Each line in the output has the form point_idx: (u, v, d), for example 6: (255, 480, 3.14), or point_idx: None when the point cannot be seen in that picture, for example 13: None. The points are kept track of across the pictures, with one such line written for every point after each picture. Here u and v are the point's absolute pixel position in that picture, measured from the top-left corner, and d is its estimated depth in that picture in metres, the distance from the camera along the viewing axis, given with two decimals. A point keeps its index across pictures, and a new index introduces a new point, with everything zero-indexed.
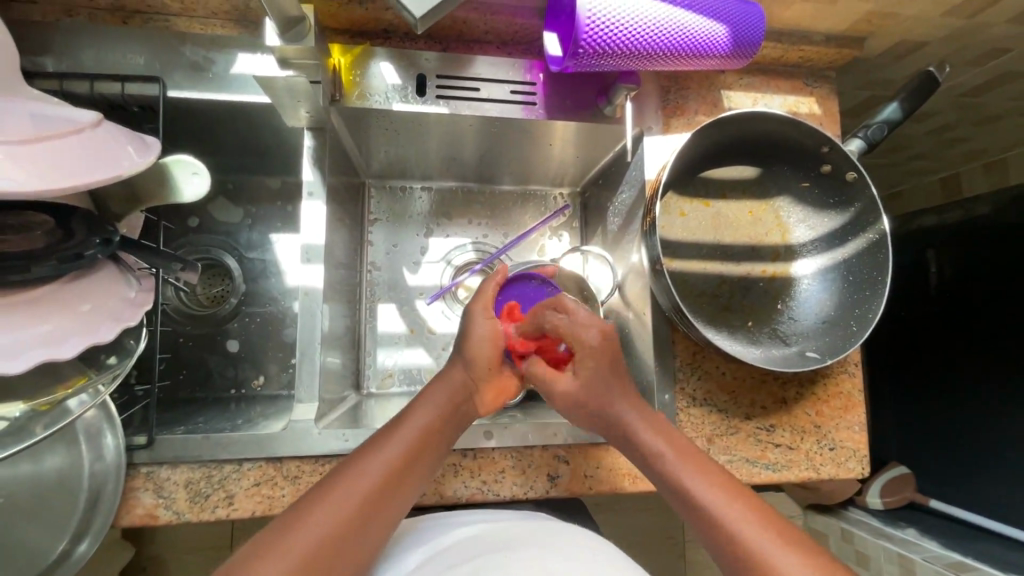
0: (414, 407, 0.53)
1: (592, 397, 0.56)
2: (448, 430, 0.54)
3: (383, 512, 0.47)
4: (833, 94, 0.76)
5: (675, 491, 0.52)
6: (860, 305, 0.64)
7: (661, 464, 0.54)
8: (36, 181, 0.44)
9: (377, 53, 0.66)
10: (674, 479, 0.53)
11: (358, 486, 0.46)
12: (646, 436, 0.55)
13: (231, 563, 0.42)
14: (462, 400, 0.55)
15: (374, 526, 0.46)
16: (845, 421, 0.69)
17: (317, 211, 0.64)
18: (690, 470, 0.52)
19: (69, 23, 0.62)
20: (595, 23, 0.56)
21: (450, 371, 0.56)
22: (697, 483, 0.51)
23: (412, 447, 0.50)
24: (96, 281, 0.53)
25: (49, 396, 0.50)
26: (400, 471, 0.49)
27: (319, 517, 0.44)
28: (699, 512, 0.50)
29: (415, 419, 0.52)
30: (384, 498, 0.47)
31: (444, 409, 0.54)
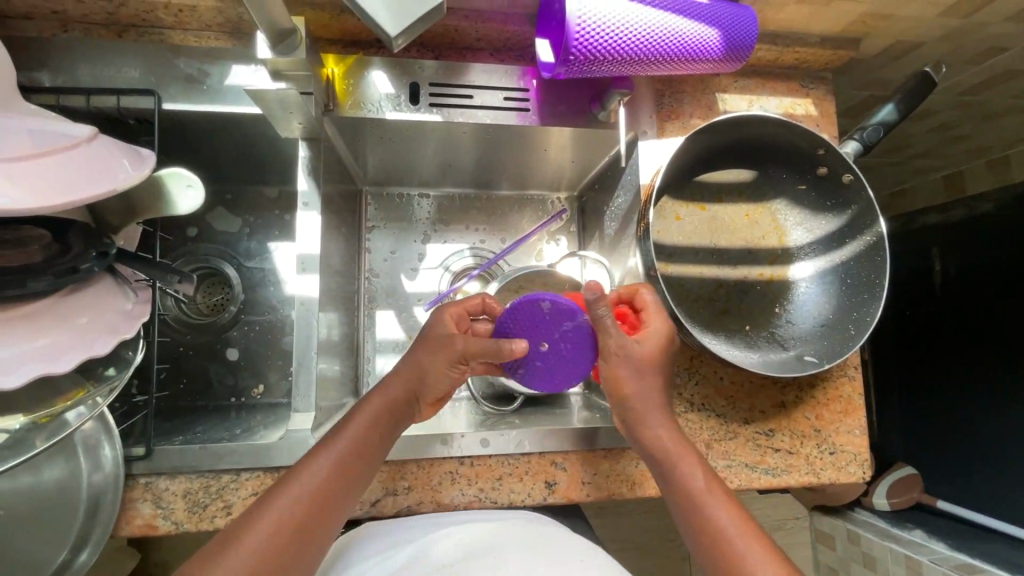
0: (356, 415, 0.53)
1: (643, 380, 0.54)
2: (385, 440, 0.53)
3: (317, 530, 0.47)
4: (829, 95, 0.76)
5: (684, 499, 0.53)
6: (858, 309, 0.64)
7: (685, 483, 0.53)
8: (31, 195, 0.44)
9: (371, 63, 0.66)
10: (693, 499, 0.52)
11: (302, 502, 0.46)
12: (671, 444, 0.54)
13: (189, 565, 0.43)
14: (401, 410, 0.54)
15: (311, 544, 0.46)
16: (845, 425, 0.69)
17: (312, 221, 0.65)
18: (712, 497, 0.51)
19: (65, 38, 0.62)
20: (585, 29, 0.56)
21: (390, 379, 0.55)
22: (712, 502, 0.51)
23: (346, 462, 0.50)
24: (94, 294, 0.53)
25: (49, 409, 0.50)
26: (335, 487, 0.48)
27: (253, 539, 0.44)
28: (706, 534, 0.50)
29: (350, 431, 0.51)
30: (319, 517, 0.47)
31: (379, 420, 0.53)
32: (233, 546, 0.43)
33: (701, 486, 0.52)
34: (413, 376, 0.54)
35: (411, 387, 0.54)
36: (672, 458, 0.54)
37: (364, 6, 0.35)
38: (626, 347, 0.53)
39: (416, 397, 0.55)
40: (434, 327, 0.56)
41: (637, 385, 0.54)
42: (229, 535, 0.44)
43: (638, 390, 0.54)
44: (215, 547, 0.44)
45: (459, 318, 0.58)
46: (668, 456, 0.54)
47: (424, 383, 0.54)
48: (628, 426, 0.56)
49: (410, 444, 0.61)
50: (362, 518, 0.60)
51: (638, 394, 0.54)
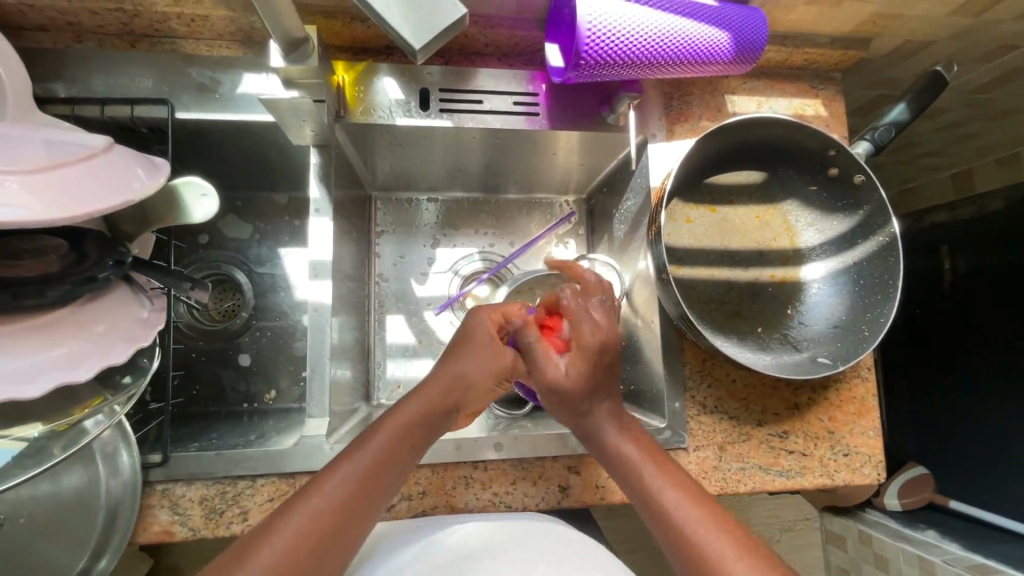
0: (386, 421, 0.52)
1: (567, 400, 0.57)
2: (416, 450, 0.52)
3: (339, 541, 0.46)
4: (838, 95, 0.76)
5: (631, 482, 0.54)
6: (871, 310, 0.64)
7: (626, 462, 0.55)
8: (50, 206, 0.44)
9: (380, 69, 0.66)
10: (635, 476, 0.54)
11: (328, 508, 0.46)
12: (618, 436, 0.56)
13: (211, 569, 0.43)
14: (437, 418, 0.54)
15: (334, 555, 0.45)
16: (859, 426, 0.68)
17: (324, 227, 0.65)
18: (653, 470, 0.54)
19: (79, 50, 0.63)
20: (596, 34, 0.56)
21: (425, 386, 0.54)
22: (657, 479, 0.53)
23: (374, 469, 0.49)
24: (110, 303, 0.54)
25: (67, 418, 0.51)
26: (362, 496, 0.47)
27: (273, 549, 0.43)
28: (654, 507, 0.52)
29: (380, 438, 0.50)
30: (343, 528, 0.46)
31: (410, 428, 0.52)
32: (246, 561, 0.42)
33: (648, 474, 0.53)
34: (457, 383, 0.54)
35: (449, 396, 0.54)
36: (621, 448, 0.55)
37: (385, 19, 0.35)
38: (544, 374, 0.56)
39: (455, 405, 0.55)
40: (475, 335, 0.57)
41: (564, 401, 0.57)
42: (236, 551, 0.43)
43: (566, 406, 0.57)
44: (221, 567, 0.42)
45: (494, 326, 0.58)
46: (617, 448, 0.56)
47: (466, 392, 0.55)
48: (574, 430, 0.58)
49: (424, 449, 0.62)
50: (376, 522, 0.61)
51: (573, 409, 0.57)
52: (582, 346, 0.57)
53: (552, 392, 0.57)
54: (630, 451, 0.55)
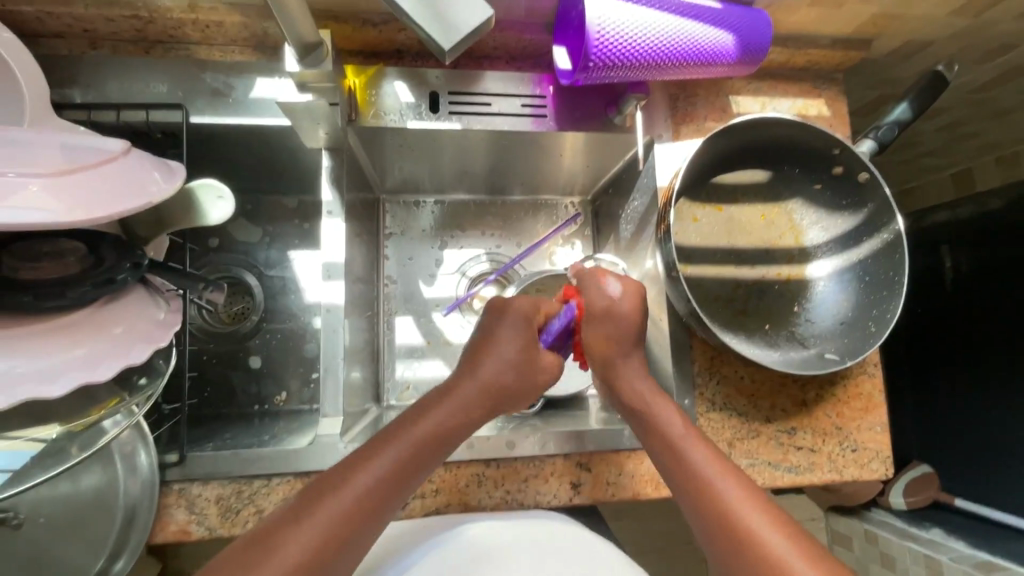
0: (421, 413, 0.51)
1: (620, 338, 0.58)
2: (441, 453, 0.51)
3: (360, 539, 0.44)
4: (841, 95, 0.77)
5: (670, 456, 0.54)
6: (877, 306, 0.64)
7: (666, 437, 0.54)
8: (72, 209, 0.45)
9: (389, 73, 0.68)
10: (674, 451, 0.53)
11: (357, 497, 0.45)
12: (655, 405, 0.57)
13: (237, 544, 0.42)
14: (466, 421, 0.52)
15: (354, 552, 0.44)
16: (867, 422, 0.69)
17: (336, 228, 0.66)
18: (693, 445, 0.53)
19: (95, 56, 0.64)
20: (604, 36, 0.57)
21: (455, 390, 0.52)
22: (695, 455, 0.52)
23: (397, 471, 0.47)
24: (127, 305, 0.54)
25: (84, 418, 0.50)
26: (392, 488, 0.47)
27: (301, 535, 0.42)
28: (692, 482, 0.51)
29: (405, 440, 0.49)
30: (365, 527, 0.45)
31: (446, 423, 0.51)
32: (271, 553, 0.41)
33: (683, 443, 0.53)
34: (492, 388, 0.53)
35: (489, 397, 0.53)
36: (658, 416, 0.56)
37: (417, 21, 0.35)
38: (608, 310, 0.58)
39: (488, 410, 0.53)
40: (506, 339, 0.54)
41: (615, 333, 0.58)
42: (254, 539, 0.42)
43: (611, 345, 0.58)
44: (238, 554, 0.41)
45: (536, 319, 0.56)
46: (652, 416, 0.56)
47: (502, 395, 0.54)
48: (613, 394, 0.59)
49: None
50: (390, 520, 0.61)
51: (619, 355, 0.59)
52: (631, 285, 0.59)
53: (602, 326, 0.58)
54: (667, 420, 0.55)
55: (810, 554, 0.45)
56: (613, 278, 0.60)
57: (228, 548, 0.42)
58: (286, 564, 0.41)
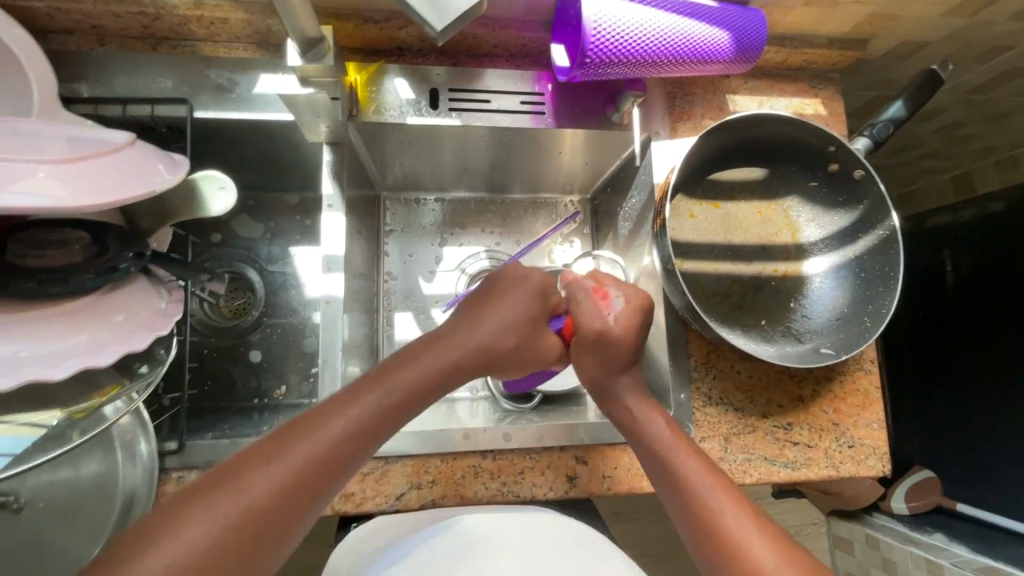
0: (408, 360, 0.50)
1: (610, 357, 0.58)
2: (422, 403, 0.50)
3: (328, 483, 0.44)
4: (837, 95, 0.77)
5: (663, 464, 0.54)
6: (873, 301, 0.65)
7: (660, 446, 0.55)
8: (77, 197, 0.46)
9: (391, 70, 0.69)
10: (669, 459, 0.54)
11: (338, 435, 0.45)
12: (654, 425, 0.56)
13: (210, 476, 0.42)
14: (451, 374, 0.52)
15: (322, 495, 0.44)
16: (863, 419, 0.69)
17: (336, 222, 0.67)
18: (687, 453, 0.54)
19: (102, 52, 0.65)
20: (601, 33, 0.58)
21: (438, 343, 0.52)
22: (690, 464, 0.53)
23: (382, 413, 0.47)
24: (129, 293, 0.55)
25: (85, 404, 0.52)
26: (371, 430, 0.46)
27: (278, 466, 0.42)
28: (684, 491, 0.52)
29: (390, 384, 0.48)
30: (336, 472, 0.44)
31: (432, 374, 0.50)
32: (236, 487, 0.41)
33: (675, 455, 0.54)
34: (484, 340, 0.53)
35: (481, 348, 0.53)
36: (652, 435, 0.56)
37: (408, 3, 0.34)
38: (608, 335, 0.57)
39: (480, 360, 0.53)
40: (508, 304, 0.55)
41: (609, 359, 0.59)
42: (220, 472, 0.42)
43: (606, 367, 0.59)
44: (202, 487, 0.41)
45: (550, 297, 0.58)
46: (648, 427, 0.57)
47: (495, 349, 0.54)
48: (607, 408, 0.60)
49: (430, 437, 0.63)
50: (386, 511, 0.61)
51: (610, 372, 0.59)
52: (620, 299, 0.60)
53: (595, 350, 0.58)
54: (660, 435, 0.55)
55: (800, 564, 0.46)
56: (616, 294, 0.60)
57: (200, 480, 0.41)
58: (253, 499, 0.40)
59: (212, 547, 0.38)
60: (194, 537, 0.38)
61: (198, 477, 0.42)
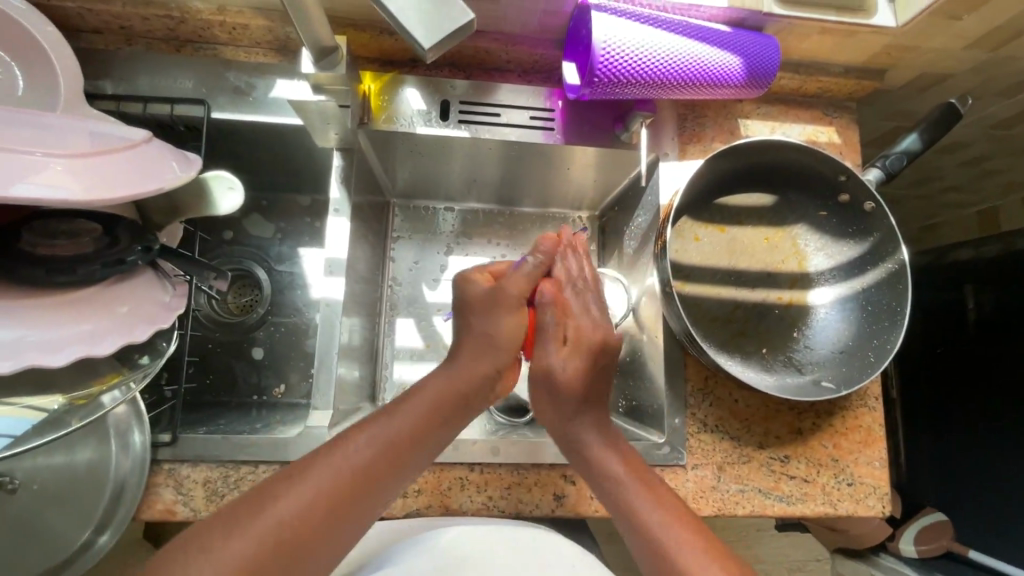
0: (420, 389, 0.53)
1: (561, 401, 0.57)
2: (449, 420, 0.53)
3: (356, 508, 0.47)
4: (853, 124, 0.76)
5: (621, 508, 0.52)
6: (878, 336, 0.63)
7: (617, 489, 0.53)
8: (88, 189, 0.47)
9: (405, 80, 0.70)
10: (627, 505, 0.52)
11: (360, 462, 0.47)
12: (605, 465, 0.55)
13: (246, 496, 0.45)
14: (472, 391, 0.54)
15: (354, 514, 0.46)
16: (865, 456, 0.67)
17: (341, 226, 0.69)
18: (643, 499, 0.52)
19: (129, 52, 0.68)
20: (611, 53, 0.58)
21: (446, 368, 0.55)
22: (647, 509, 0.51)
23: (401, 440, 0.50)
24: (134, 285, 0.56)
25: (85, 391, 0.53)
26: (392, 458, 0.49)
27: (306, 490, 0.45)
28: (643, 536, 0.50)
29: (408, 414, 0.51)
30: (365, 491, 0.47)
31: (442, 401, 0.53)
32: (261, 509, 0.43)
33: (639, 509, 0.51)
34: (482, 354, 0.55)
35: (485, 360, 0.55)
36: (609, 480, 0.54)
37: (398, 19, 0.34)
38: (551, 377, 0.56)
39: (483, 377, 0.55)
40: (492, 318, 0.56)
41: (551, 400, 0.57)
42: (253, 494, 0.45)
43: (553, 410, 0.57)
44: (237, 507, 0.44)
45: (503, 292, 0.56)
46: (602, 470, 0.54)
47: (493, 361, 0.56)
48: (564, 447, 0.58)
49: None
50: None
51: (562, 417, 0.57)
52: (584, 341, 0.57)
53: (546, 394, 0.57)
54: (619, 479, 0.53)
55: None
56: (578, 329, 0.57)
57: (236, 500, 0.45)
58: (282, 520, 0.43)
59: (242, 562, 0.41)
60: (229, 553, 0.41)
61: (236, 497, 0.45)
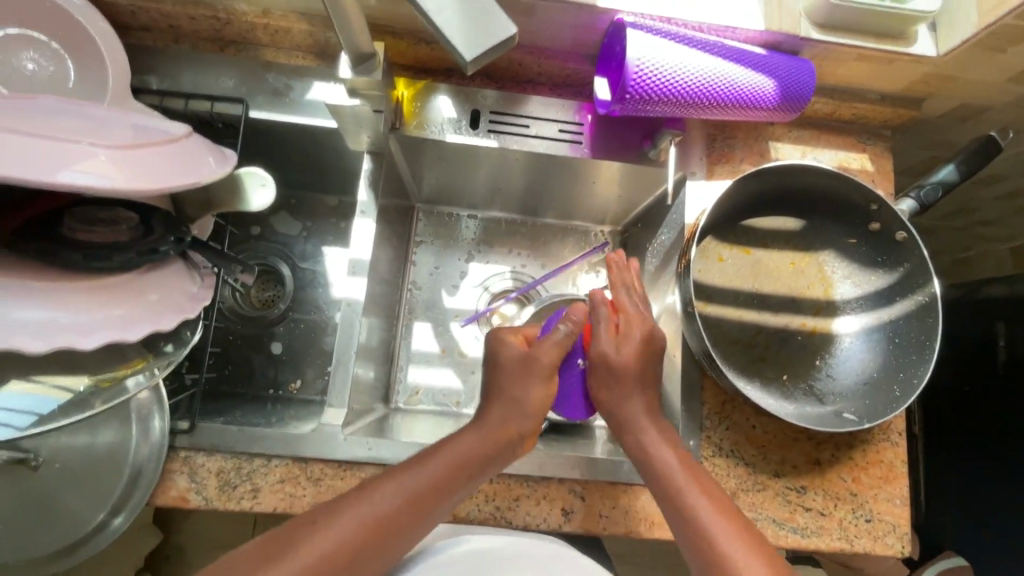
0: (447, 445, 0.54)
1: (618, 385, 0.58)
2: (467, 481, 0.54)
3: (375, 553, 0.49)
4: (887, 152, 0.75)
5: (670, 496, 0.54)
6: (906, 370, 0.62)
7: (665, 475, 0.55)
8: (128, 179, 0.49)
9: (438, 89, 0.71)
10: (674, 491, 0.54)
11: (381, 511, 0.49)
12: (656, 445, 0.56)
13: (276, 534, 0.48)
14: (494, 456, 0.55)
15: (370, 563, 0.49)
16: (885, 493, 0.65)
17: (366, 228, 0.70)
18: (692, 487, 0.54)
19: (176, 50, 0.71)
20: (644, 71, 0.58)
21: (475, 426, 0.56)
22: (694, 495, 0.53)
23: (424, 493, 0.51)
24: (164, 276, 0.57)
25: (111, 374, 0.55)
26: (414, 510, 0.50)
27: (329, 535, 0.47)
28: (686, 522, 0.52)
29: (433, 468, 0.52)
30: (378, 548, 0.49)
31: (469, 458, 0.53)
32: (286, 549, 0.47)
33: (687, 494, 0.53)
34: (508, 418, 0.56)
35: (510, 428, 0.56)
36: (661, 459, 0.55)
37: (441, 29, 0.35)
38: (608, 360, 0.58)
39: (507, 441, 0.55)
40: (520, 386, 0.57)
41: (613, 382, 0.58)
42: (281, 534, 0.48)
43: (613, 392, 0.58)
44: (262, 548, 0.47)
45: (539, 360, 0.58)
46: (651, 454, 0.56)
47: (516, 424, 0.56)
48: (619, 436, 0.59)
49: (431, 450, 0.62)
50: None
51: (620, 405, 0.58)
52: (634, 333, 0.59)
53: (604, 378, 0.59)
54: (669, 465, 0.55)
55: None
56: (626, 317, 0.60)
57: (267, 535, 0.48)
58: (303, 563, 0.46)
59: None
60: None
61: (266, 532, 0.49)
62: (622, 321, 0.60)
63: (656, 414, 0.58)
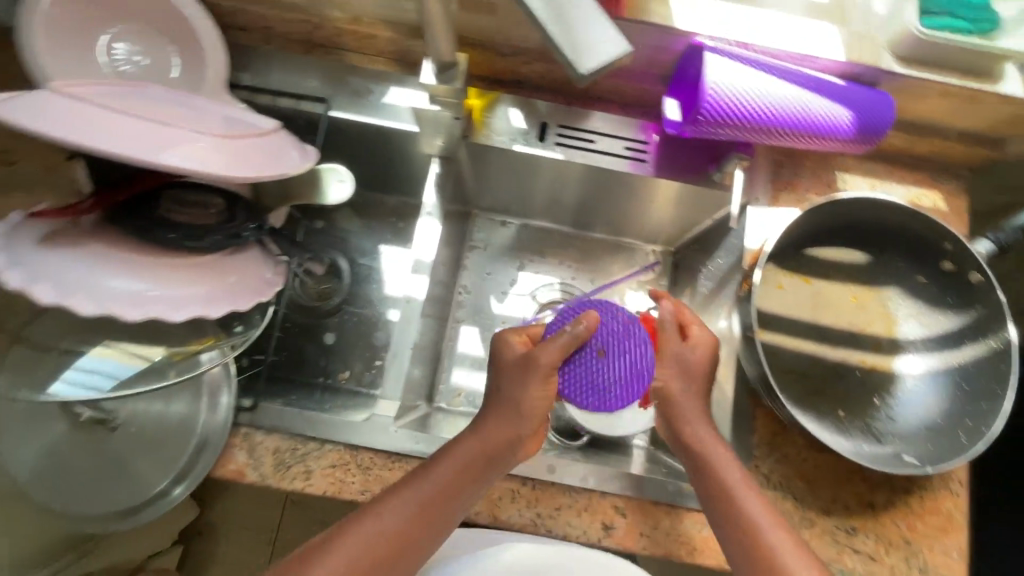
0: (450, 450, 0.55)
1: (684, 384, 0.60)
2: (474, 483, 0.55)
3: (402, 556, 0.52)
4: (962, 192, 0.73)
5: (720, 500, 0.56)
6: (973, 417, 0.60)
7: (717, 479, 0.56)
8: (226, 166, 0.52)
9: (505, 101, 0.73)
10: (727, 494, 0.55)
11: (400, 517, 0.52)
12: (708, 445, 0.58)
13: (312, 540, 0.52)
14: (495, 456, 0.55)
15: (401, 563, 0.52)
16: (941, 544, 0.62)
17: (431, 227, 0.74)
18: (746, 491, 0.55)
19: (269, 50, 0.75)
20: (718, 94, 0.59)
21: (476, 429, 0.56)
22: (748, 501, 0.55)
23: (437, 497, 0.53)
24: (243, 258, 0.60)
25: (184, 348, 0.58)
26: (430, 513, 0.53)
27: (354, 540, 0.51)
28: (736, 527, 0.54)
29: (441, 473, 0.54)
30: (405, 551, 0.52)
31: (474, 461, 0.55)
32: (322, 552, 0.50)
33: (741, 499, 0.55)
34: (505, 419, 0.56)
35: (508, 428, 0.56)
36: (711, 462, 0.57)
37: (554, 37, 0.37)
38: (683, 356, 0.60)
39: (508, 441, 0.55)
40: (517, 385, 0.56)
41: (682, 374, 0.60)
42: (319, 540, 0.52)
43: (677, 389, 0.60)
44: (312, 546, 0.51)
45: (537, 357, 0.56)
46: (704, 457, 0.57)
47: (517, 425, 0.56)
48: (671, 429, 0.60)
49: None
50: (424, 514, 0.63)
51: (678, 402, 0.59)
52: (703, 337, 0.61)
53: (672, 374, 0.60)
54: (724, 470, 0.56)
55: None
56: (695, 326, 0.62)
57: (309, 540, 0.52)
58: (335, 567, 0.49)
59: None
60: None
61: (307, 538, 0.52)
62: (690, 328, 0.62)
63: (709, 415, 0.60)
